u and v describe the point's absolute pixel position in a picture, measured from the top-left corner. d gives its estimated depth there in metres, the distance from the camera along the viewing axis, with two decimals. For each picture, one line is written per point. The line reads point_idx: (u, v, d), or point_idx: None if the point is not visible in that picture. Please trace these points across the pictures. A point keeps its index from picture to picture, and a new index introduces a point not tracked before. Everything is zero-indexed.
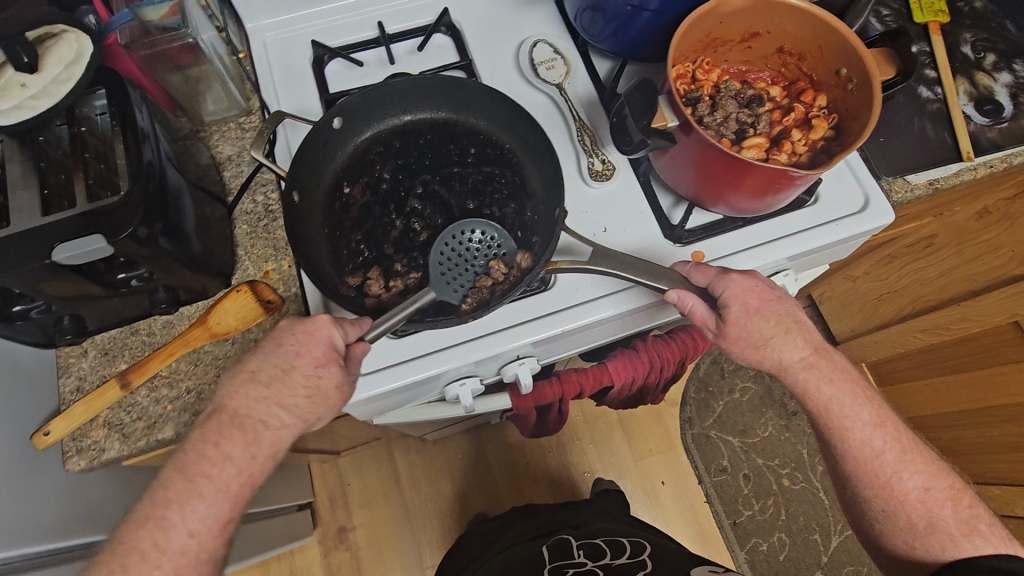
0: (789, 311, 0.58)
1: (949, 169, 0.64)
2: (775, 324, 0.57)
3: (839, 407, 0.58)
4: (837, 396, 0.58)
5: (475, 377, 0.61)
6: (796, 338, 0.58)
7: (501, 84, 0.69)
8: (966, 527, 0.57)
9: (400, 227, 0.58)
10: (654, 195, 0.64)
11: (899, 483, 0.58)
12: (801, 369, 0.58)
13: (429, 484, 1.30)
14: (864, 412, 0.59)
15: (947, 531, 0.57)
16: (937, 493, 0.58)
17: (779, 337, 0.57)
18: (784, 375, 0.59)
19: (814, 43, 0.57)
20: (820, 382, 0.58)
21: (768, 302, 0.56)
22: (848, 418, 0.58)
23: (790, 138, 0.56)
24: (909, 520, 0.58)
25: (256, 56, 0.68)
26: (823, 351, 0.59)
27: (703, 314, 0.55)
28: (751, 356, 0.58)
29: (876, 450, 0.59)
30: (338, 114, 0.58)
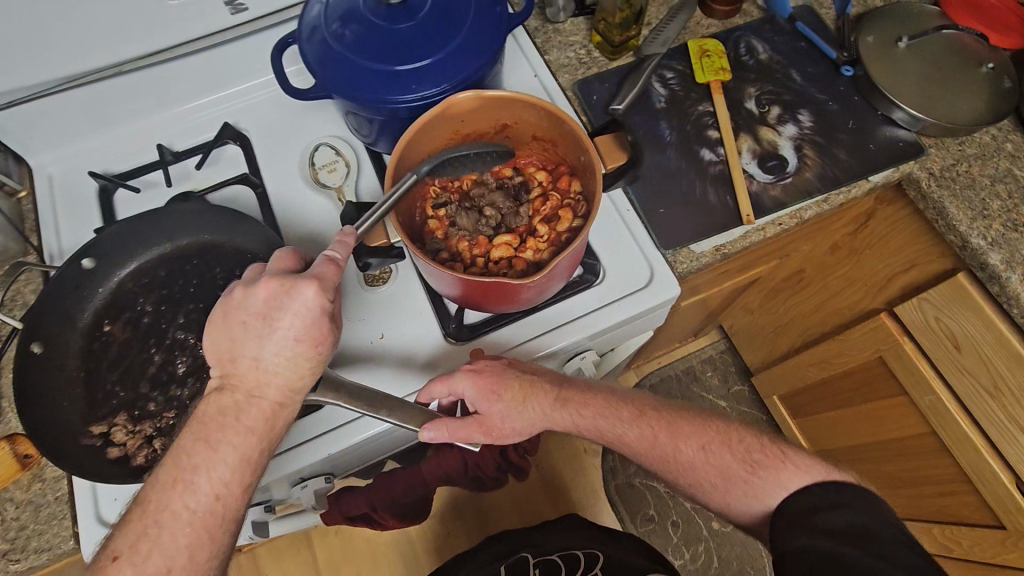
0: (523, 371, 0.54)
1: (733, 233, 0.62)
2: (516, 388, 0.52)
3: (603, 420, 0.56)
4: (593, 417, 0.56)
5: (259, 505, 0.59)
6: (545, 390, 0.54)
7: (286, 191, 0.68)
8: (748, 464, 0.54)
9: (159, 360, 0.57)
10: (434, 291, 0.62)
11: (681, 455, 0.55)
12: (558, 409, 0.55)
13: (349, 567, 1.26)
14: (622, 414, 0.56)
15: (738, 477, 0.54)
16: (714, 448, 0.55)
17: (524, 397, 0.53)
18: (553, 423, 0.56)
19: (554, 133, 0.56)
20: (593, 418, 0.56)
21: (498, 372, 0.52)
22: (614, 429, 0.56)
23: (537, 232, 0.55)
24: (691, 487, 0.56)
25: (37, 192, 0.68)
26: (565, 380, 0.56)
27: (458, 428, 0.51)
28: (508, 423, 0.54)
29: (645, 437, 0.56)
30: (87, 256, 0.59)
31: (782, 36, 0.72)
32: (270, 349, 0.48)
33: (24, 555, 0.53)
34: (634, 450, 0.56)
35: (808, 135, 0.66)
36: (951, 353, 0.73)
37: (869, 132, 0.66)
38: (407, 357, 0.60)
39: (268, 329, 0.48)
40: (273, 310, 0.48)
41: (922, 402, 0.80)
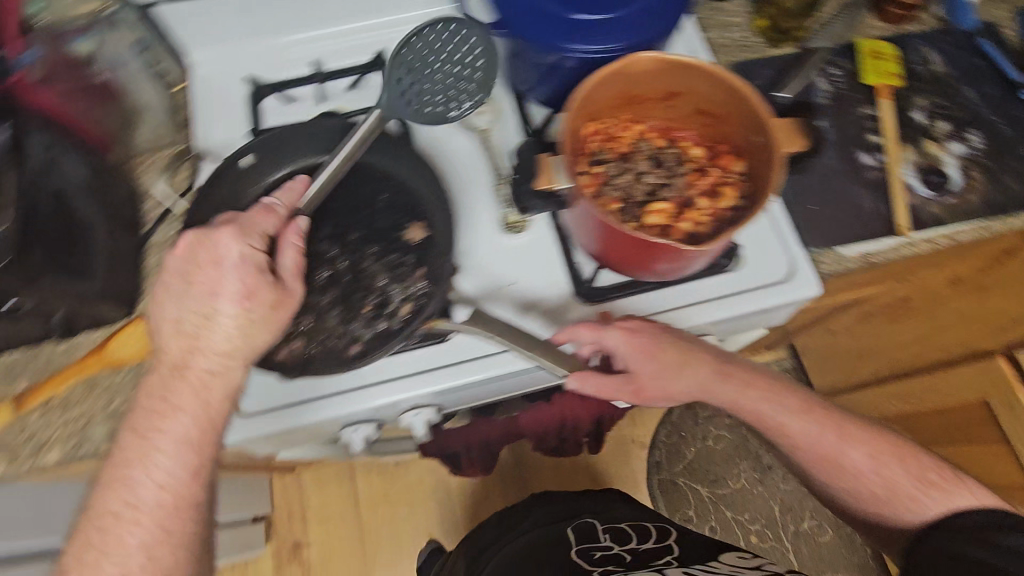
0: (682, 339, 0.55)
1: (884, 242, 0.61)
2: (677, 355, 0.53)
3: (762, 405, 0.60)
4: (754, 399, 0.60)
5: (371, 424, 0.60)
6: (702, 359, 0.55)
7: (430, 125, 0.68)
8: (922, 482, 0.60)
9: (300, 267, 0.58)
10: (568, 249, 0.62)
11: (845, 458, 0.61)
12: (716, 381, 0.56)
13: (387, 508, 1.29)
14: (783, 402, 0.61)
15: (907, 490, 0.60)
16: (883, 456, 0.62)
17: (679, 366, 0.54)
18: (704, 392, 0.56)
19: (727, 109, 0.54)
20: (740, 394, 0.58)
21: (660, 337, 0.53)
22: (774, 413, 0.61)
23: (696, 206, 0.54)
24: (869, 491, 0.62)
25: (193, 88, 0.69)
26: (724, 362, 0.58)
27: (602, 384, 0.52)
28: (660, 390, 0.54)
29: (808, 432, 0.61)
30: (248, 151, 0.61)
31: (960, 50, 0.68)
32: (218, 319, 0.48)
33: None
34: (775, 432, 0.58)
35: (978, 156, 0.63)
36: None
37: None
38: (534, 307, 0.60)
39: (210, 307, 0.48)
40: (195, 271, 0.48)
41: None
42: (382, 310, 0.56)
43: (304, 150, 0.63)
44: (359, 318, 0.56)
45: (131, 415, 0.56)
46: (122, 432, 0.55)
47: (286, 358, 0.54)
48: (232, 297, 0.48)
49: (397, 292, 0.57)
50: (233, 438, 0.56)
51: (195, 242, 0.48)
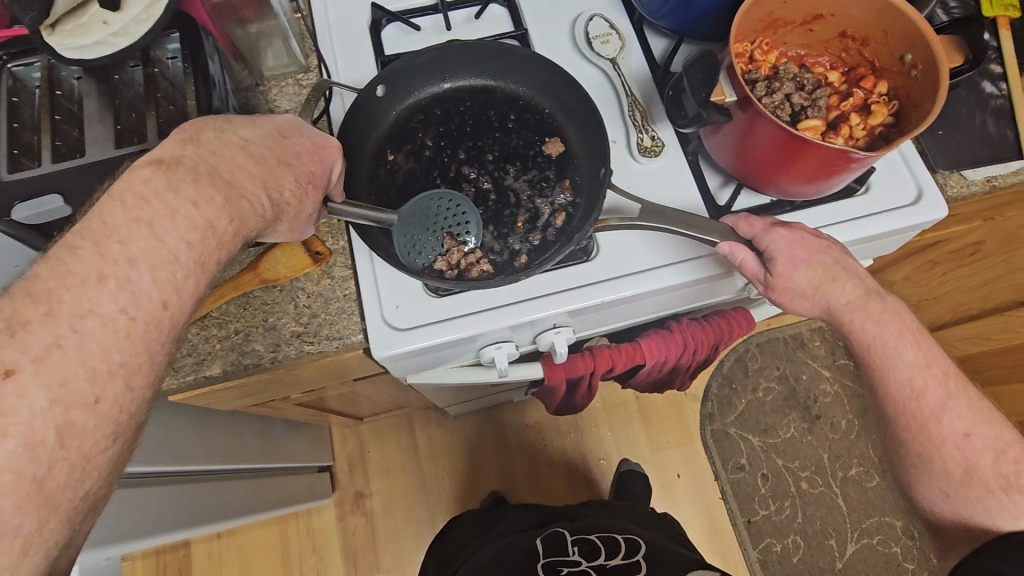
0: (836, 259, 0.54)
1: (1010, 166, 0.62)
2: (822, 273, 0.53)
3: (882, 348, 0.55)
4: (882, 337, 0.54)
5: (511, 342, 0.62)
6: (848, 284, 0.54)
7: (554, 55, 0.69)
8: (1004, 482, 0.52)
9: (445, 192, 0.58)
10: (701, 174, 0.63)
11: (937, 428, 0.54)
12: (850, 311, 0.55)
13: (448, 459, 1.31)
14: (909, 353, 0.54)
15: (984, 483, 0.52)
16: (978, 441, 0.53)
17: (817, 283, 0.54)
18: (836, 318, 0.56)
19: (879, 28, 0.56)
20: (866, 325, 0.54)
21: (813, 252, 0.54)
22: (889, 358, 0.55)
23: (847, 123, 0.56)
24: (944, 468, 0.54)
25: (316, 15, 0.69)
26: (873, 293, 0.55)
27: (752, 268, 0.54)
28: (796, 303, 0.56)
29: (914, 384, 0.54)
30: (380, 82, 0.59)
31: None
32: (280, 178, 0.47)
33: (317, 340, 0.57)
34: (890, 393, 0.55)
35: None
36: None
37: None
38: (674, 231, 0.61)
39: (273, 173, 0.46)
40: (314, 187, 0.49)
41: None
42: (536, 224, 0.57)
43: (434, 201, 0.56)
44: (515, 235, 0.57)
45: (289, 328, 0.57)
46: (283, 343, 0.57)
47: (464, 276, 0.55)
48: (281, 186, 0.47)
49: (549, 206, 0.58)
50: (385, 350, 0.56)
51: (279, 131, 0.49)
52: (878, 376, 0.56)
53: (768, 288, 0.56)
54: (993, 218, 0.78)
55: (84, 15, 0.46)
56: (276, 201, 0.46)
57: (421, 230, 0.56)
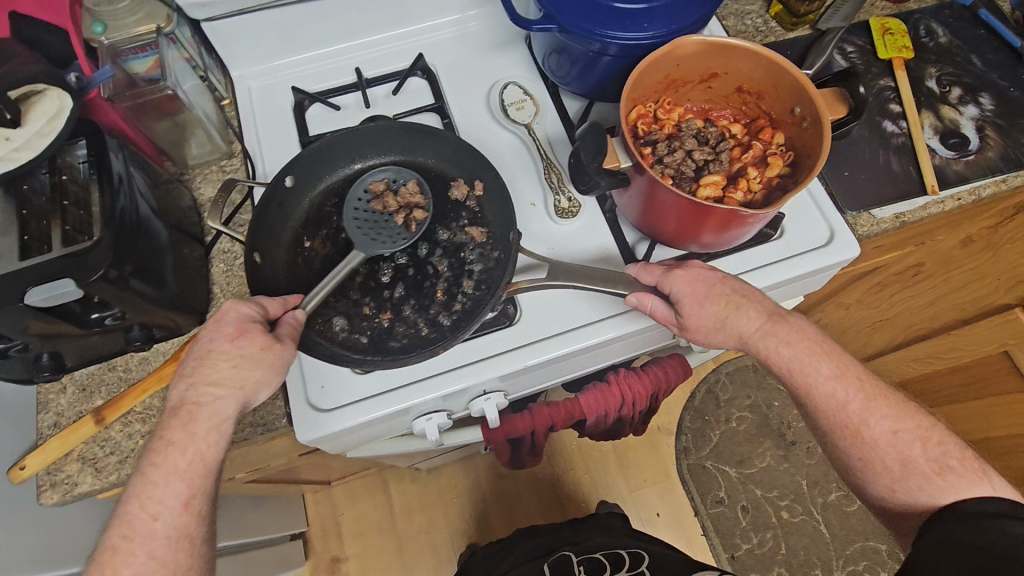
0: (736, 287, 0.52)
1: (916, 203, 0.64)
2: (724, 304, 0.52)
3: (799, 366, 0.53)
4: (795, 356, 0.53)
5: (443, 412, 0.62)
6: (753, 312, 0.52)
7: (472, 123, 0.71)
8: (937, 465, 0.51)
9: (365, 272, 0.59)
10: (619, 230, 0.64)
11: (866, 429, 0.53)
12: (758, 337, 0.53)
13: (424, 515, 1.29)
14: (823, 366, 0.53)
15: (920, 471, 0.51)
16: (906, 436, 0.53)
17: (727, 315, 0.52)
18: (749, 348, 0.54)
19: (768, 83, 0.58)
20: (779, 347, 0.53)
21: (712, 286, 0.52)
22: (805, 371, 0.53)
23: (746, 175, 0.57)
24: (884, 466, 0.53)
25: (240, 102, 0.72)
26: (778, 316, 0.53)
27: (662, 315, 0.52)
28: (711, 340, 0.54)
29: (836, 397, 0.53)
30: (288, 172, 0.61)
31: (962, 21, 0.73)
32: (221, 357, 0.49)
33: (240, 429, 0.57)
34: (817, 406, 0.54)
35: (990, 117, 0.67)
36: None
37: None
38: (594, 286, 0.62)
39: (208, 362, 0.48)
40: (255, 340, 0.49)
41: None
42: (454, 292, 0.58)
43: (358, 228, 0.59)
44: (435, 305, 0.57)
45: None
46: None
47: (380, 347, 0.56)
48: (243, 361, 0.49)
49: (467, 271, 0.59)
50: (309, 433, 0.56)
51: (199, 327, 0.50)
52: (801, 391, 0.54)
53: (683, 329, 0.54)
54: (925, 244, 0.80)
55: None
56: (223, 377, 0.48)
57: (380, 240, 0.58)
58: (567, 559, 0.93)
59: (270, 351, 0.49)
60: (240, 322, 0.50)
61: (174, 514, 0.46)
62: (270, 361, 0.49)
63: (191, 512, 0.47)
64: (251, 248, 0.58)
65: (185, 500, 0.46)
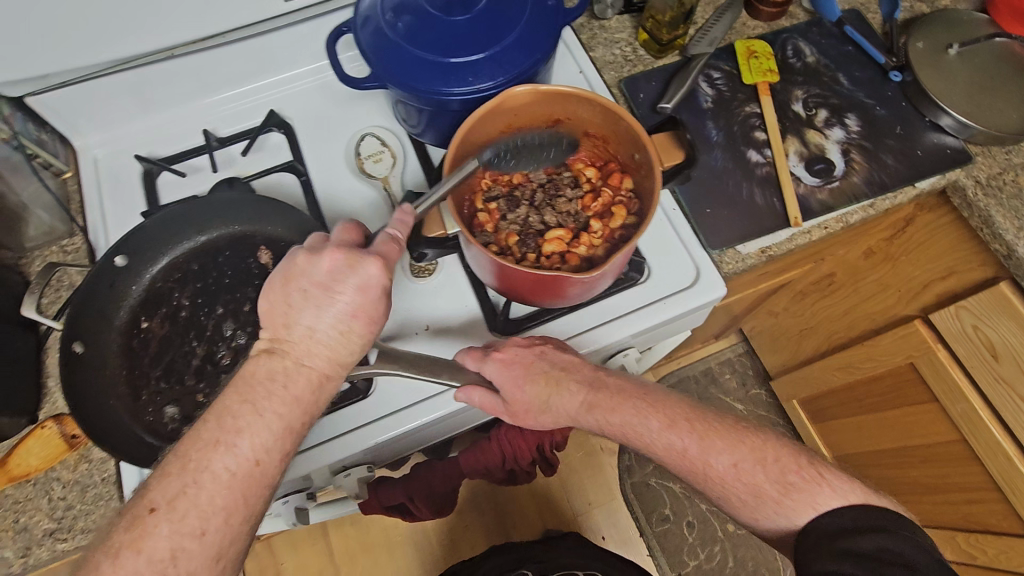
0: (555, 362, 0.50)
1: (781, 235, 0.62)
2: (546, 384, 0.49)
3: (630, 431, 0.49)
4: (625, 422, 0.49)
5: (304, 491, 0.60)
6: (574, 390, 0.50)
7: (330, 180, 0.68)
8: (782, 486, 0.47)
9: (202, 354, 0.56)
10: (480, 285, 0.62)
11: (710, 472, 0.48)
12: (586, 412, 0.50)
13: (366, 558, 1.26)
14: (651, 422, 0.49)
15: (768, 497, 0.47)
16: (746, 465, 0.48)
17: (550, 396, 0.50)
18: (582, 425, 0.51)
19: (609, 129, 0.56)
20: (607, 417, 0.49)
21: (531, 364, 0.49)
22: (637, 432, 0.49)
23: (590, 229, 0.55)
24: (737, 500, 0.49)
25: (83, 174, 0.68)
26: (601, 382, 0.50)
27: (489, 405, 0.49)
28: (545, 421, 0.51)
29: (675, 447, 0.49)
30: (118, 252, 0.57)
31: (829, 39, 0.72)
32: (335, 300, 0.47)
33: (71, 535, 0.53)
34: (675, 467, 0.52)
35: (855, 139, 0.66)
36: (987, 360, 0.73)
37: (917, 137, 0.66)
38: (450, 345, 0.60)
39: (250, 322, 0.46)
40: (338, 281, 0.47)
41: (953, 411, 0.80)
42: None
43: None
44: None
45: (41, 527, 0.53)
46: (34, 545, 0.52)
47: None
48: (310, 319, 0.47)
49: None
50: None
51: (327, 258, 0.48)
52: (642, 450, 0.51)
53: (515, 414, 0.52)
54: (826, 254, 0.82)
55: None
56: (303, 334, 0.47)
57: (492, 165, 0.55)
58: None
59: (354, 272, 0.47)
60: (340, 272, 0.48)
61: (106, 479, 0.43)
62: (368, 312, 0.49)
63: None
64: (72, 338, 0.54)
65: None
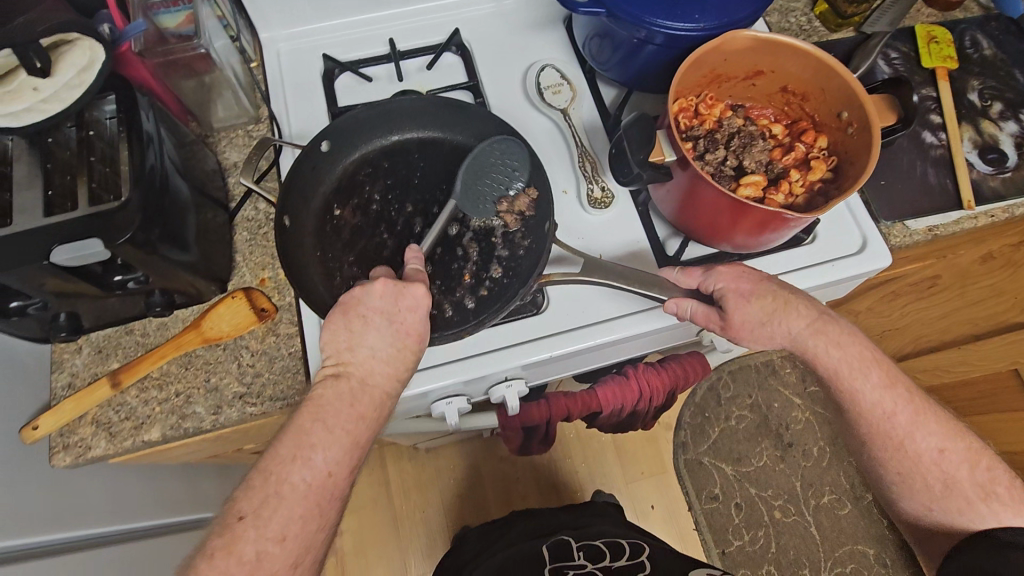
0: (782, 285, 0.56)
1: (949, 216, 0.64)
2: (773, 300, 0.54)
3: (848, 370, 0.55)
4: (846, 359, 0.55)
5: (463, 396, 0.61)
6: (799, 312, 0.55)
7: (506, 104, 0.69)
8: (983, 491, 0.56)
9: (393, 246, 0.58)
10: (651, 225, 0.63)
11: (913, 444, 0.56)
12: (809, 337, 0.55)
13: (420, 494, 1.29)
14: (873, 373, 0.56)
15: (963, 494, 0.56)
16: (952, 455, 0.57)
17: (773, 313, 0.54)
18: (795, 348, 0.56)
19: (816, 85, 0.57)
20: (829, 348, 0.55)
21: (759, 283, 0.55)
22: (857, 381, 0.56)
23: (788, 179, 0.57)
24: (925, 483, 0.57)
25: (268, 65, 0.69)
26: (827, 315, 0.56)
27: (705, 314, 0.55)
28: (757, 338, 0.56)
29: (886, 405, 0.56)
30: (324, 138, 0.59)
31: (1007, 34, 0.72)
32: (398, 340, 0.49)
33: (259, 400, 0.56)
34: None
35: None
36: None
37: None
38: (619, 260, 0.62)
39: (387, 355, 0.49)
40: (395, 309, 0.49)
41: None
42: (482, 277, 0.57)
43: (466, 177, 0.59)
44: (461, 288, 0.57)
45: (232, 389, 0.56)
46: (225, 406, 0.55)
47: None
48: (374, 341, 0.49)
49: (499, 257, 0.58)
50: None
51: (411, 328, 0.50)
52: (851, 399, 0.56)
53: (725, 327, 0.56)
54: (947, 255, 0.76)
55: (13, 83, 0.45)
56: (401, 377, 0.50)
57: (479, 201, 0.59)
58: (567, 543, 0.94)
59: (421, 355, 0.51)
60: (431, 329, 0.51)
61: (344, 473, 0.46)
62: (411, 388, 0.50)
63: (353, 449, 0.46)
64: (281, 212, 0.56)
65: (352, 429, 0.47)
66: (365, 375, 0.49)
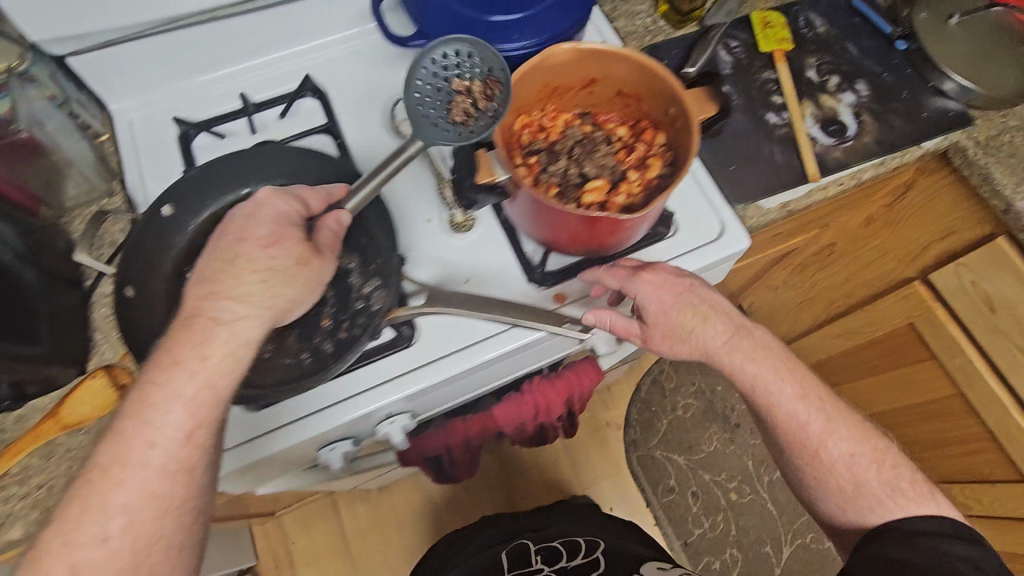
0: (704, 298, 0.59)
1: (799, 191, 0.67)
2: (693, 314, 0.58)
3: (763, 383, 0.60)
4: (760, 373, 0.60)
5: (348, 440, 0.61)
6: (717, 327, 0.59)
7: (365, 142, 0.69)
8: (890, 487, 0.59)
9: None
10: (516, 241, 0.64)
11: (826, 451, 0.60)
12: (724, 351, 0.60)
13: (377, 534, 1.27)
14: (787, 385, 0.60)
15: (873, 493, 0.59)
16: (861, 458, 0.60)
17: (693, 327, 0.59)
18: (712, 359, 0.61)
19: (643, 86, 0.59)
20: (744, 362, 0.60)
21: (681, 294, 0.58)
22: (775, 392, 0.60)
23: (626, 180, 0.59)
24: (838, 484, 0.61)
25: (119, 136, 0.69)
26: (744, 330, 0.60)
27: (620, 325, 0.59)
28: (678, 350, 0.60)
29: (804, 412, 0.60)
30: (165, 201, 0.58)
31: (838, 11, 0.76)
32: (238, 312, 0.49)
33: None
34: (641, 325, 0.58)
35: (866, 103, 0.70)
36: (985, 313, 0.78)
37: (922, 101, 0.70)
38: (486, 281, 0.63)
39: (241, 276, 0.49)
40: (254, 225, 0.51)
41: (952, 363, 0.86)
42: (341, 321, 0.56)
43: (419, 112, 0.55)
44: (320, 334, 0.56)
45: None
46: None
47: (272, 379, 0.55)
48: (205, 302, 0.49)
49: (355, 298, 0.57)
50: None
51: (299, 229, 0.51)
52: (767, 406, 0.61)
53: (645, 338, 0.61)
54: (828, 223, 0.80)
55: None
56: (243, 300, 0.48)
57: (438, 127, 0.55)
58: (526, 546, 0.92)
59: (307, 268, 0.51)
60: (284, 231, 0.50)
61: (174, 452, 0.46)
62: (305, 279, 0.50)
63: (192, 445, 0.46)
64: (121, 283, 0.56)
65: (187, 443, 0.46)
66: (233, 318, 0.48)
